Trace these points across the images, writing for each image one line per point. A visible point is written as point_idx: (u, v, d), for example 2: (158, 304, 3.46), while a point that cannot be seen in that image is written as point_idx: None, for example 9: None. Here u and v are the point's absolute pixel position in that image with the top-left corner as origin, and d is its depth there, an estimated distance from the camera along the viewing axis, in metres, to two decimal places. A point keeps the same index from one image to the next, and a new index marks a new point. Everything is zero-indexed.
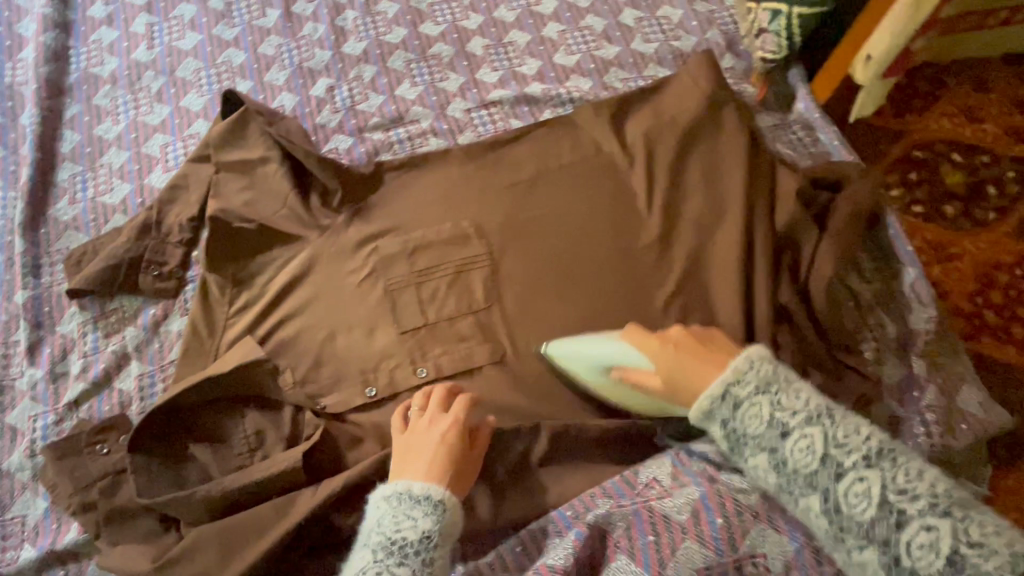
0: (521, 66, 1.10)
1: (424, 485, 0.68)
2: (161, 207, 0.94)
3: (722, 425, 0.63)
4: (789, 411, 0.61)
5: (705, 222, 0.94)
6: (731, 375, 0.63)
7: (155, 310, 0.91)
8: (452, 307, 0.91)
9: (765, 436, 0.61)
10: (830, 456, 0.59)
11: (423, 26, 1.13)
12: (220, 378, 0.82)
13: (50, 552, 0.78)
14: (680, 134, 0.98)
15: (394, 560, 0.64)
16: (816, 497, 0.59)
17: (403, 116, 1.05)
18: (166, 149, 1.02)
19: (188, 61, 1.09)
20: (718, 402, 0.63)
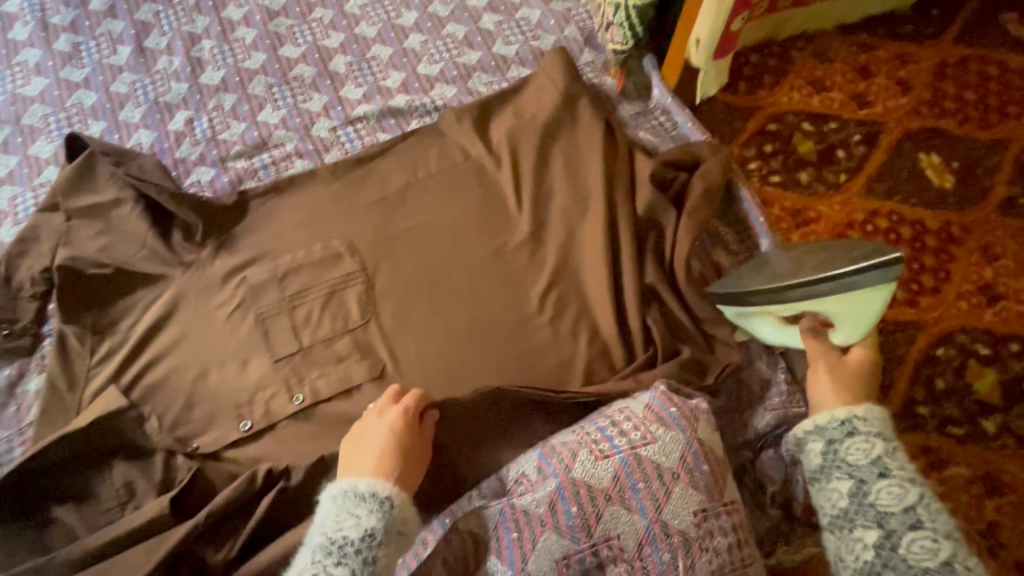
0: (384, 80, 1.10)
1: (370, 482, 0.67)
2: (10, 262, 0.90)
3: (828, 441, 0.73)
4: (896, 461, 0.69)
5: (570, 216, 0.97)
6: (863, 410, 0.73)
7: (10, 371, 0.87)
8: (327, 328, 0.90)
9: (864, 469, 0.69)
10: (911, 509, 0.65)
11: (283, 48, 1.12)
12: (78, 434, 0.78)
13: None
14: (540, 131, 1.00)
15: (332, 560, 0.62)
16: (875, 532, 0.66)
17: (267, 141, 1.03)
18: (15, 201, 0.98)
19: (35, 107, 1.05)
20: (836, 422, 0.73)
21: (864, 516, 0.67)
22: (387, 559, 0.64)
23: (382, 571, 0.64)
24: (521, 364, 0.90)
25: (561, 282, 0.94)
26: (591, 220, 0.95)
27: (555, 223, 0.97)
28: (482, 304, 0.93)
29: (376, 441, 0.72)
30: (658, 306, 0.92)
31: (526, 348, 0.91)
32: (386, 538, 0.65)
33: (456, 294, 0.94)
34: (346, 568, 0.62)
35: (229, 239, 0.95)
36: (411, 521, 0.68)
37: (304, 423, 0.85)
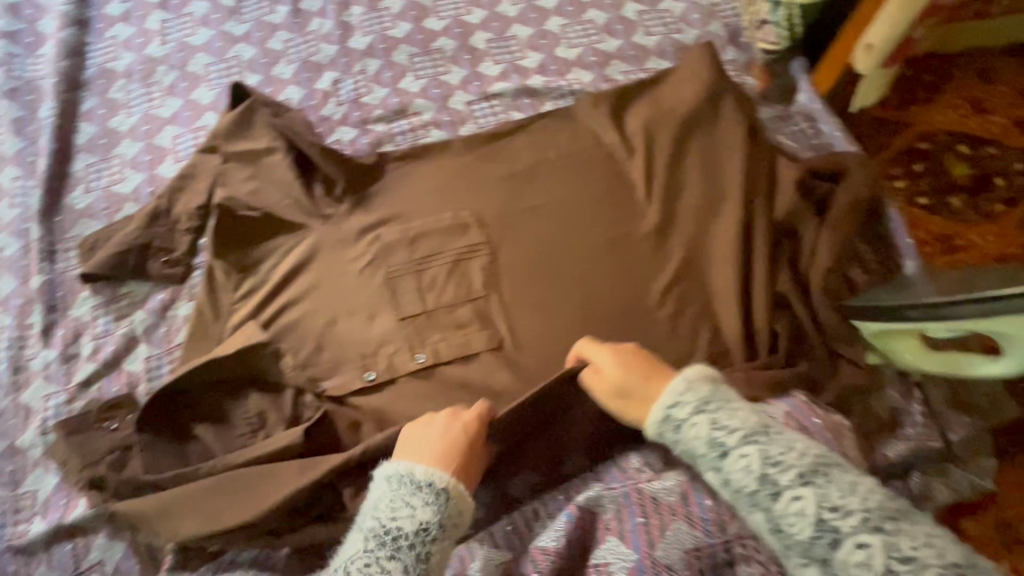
0: (523, 59, 1.11)
1: (427, 471, 0.65)
2: (171, 195, 0.97)
3: (675, 442, 0.66)
4: (725, 430, 0.63)
5: (701, 216, 0.95)
6: (670, 397, 0.67)
7: (163, 296, 0.94)
8: (451, 294, 0.92)
9: (707, 455, 0.64)
10: (768, 474, 0.61)
11: (427, 20, 1.14)
12: (224, 362, 0.84)
13: (59, 526, 0.79)
14: (677, 127, 0.99)
15: (384, 552, 0.61)
16: (761, 516, 0.61)
17: (406, 108, 1.07)
18: (177, 141, 1.05)
19: (200, 56, 1.12)
20: (664, 425, 0.67)
21: (739, 498, 0.62)
22: (441, 554, 0.63)
23: (434, 565, 0.62)
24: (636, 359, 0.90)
25: (686, 279, 0.92)
26: (722, 224, 0.93)
27: (683, 223, 0.95)
28: (603, 293, 0.93)
29: (431, 442, 0.69)
30: (788, 317, 0.89)
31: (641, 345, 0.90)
32: (442, 533, 0.63)
33: (575, 282, 0.94)
34: (398, 564, 0.61)
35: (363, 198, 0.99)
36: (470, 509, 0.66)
37: (422, 384, 0.88)
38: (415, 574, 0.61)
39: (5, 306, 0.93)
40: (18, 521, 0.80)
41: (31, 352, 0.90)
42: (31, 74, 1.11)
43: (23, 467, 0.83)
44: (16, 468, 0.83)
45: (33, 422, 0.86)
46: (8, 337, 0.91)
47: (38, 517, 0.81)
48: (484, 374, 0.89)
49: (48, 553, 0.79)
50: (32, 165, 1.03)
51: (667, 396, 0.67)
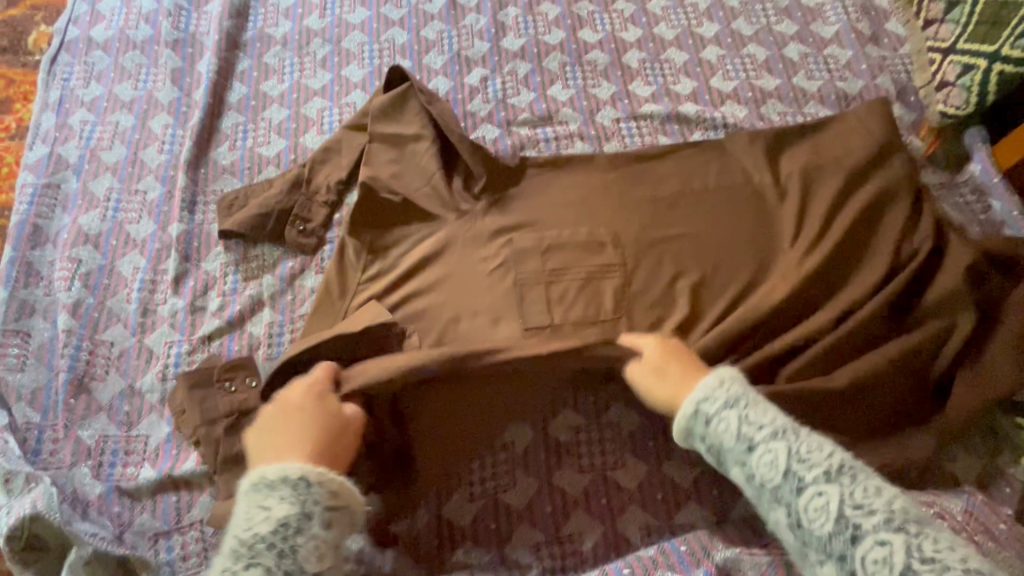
0: (675, 84, 1.08)
1: (278, 468, 0.57)
2: (313, 165, 0.97)
3: (702, 439, 0.59)
4: (755, 425, 0.56)
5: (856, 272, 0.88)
6: (699, 391, 0.59)
7: (293, 264, 0.94)
8: (579, 313, 0.89)
9: (734, 449, 0.56)
10: (792, 470, 0.52)
11: (582, 31, 1.13)
12: (349, 339, 0.80)
13: (168, 476, 0.79)
14: (839, 176, 0.94)
15: (242, 565, 0.52)
16: (782, 512, 0.53)
17: (552, 116, 1.05)
18: (323, 113, 1.06)
19: (355, 34, 1.14)
20: (692, 418, 0.59)
21: (761, 495, 0.54)
22: (313, 544, 0.55)
23: (307, 558, 0.54)
24: None
25: None
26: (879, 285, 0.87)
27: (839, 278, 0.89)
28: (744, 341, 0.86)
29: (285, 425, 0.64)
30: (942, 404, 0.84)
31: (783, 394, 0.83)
32: (311, 521, 0.55)
33: (711, 319, 0.88)
34: (259, 569, 0.52)
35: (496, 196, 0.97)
36: (346, 491, 0.59)
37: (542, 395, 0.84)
38: (282, 572, 0.52)
39: (142, 247, 0.94)
40: (128, 463, 0.80)
41: (161, 297, 0.91)
42: (194, 29, 1.14)
43: (140, 410, 0.83)
44: (133, 409, 0.83)
45: (154, 366, 0.86)
46: (141, 279, 0.92)
47: (147, 463, 0.80)
48: (605, 397, 0.84)
49: (153, 501, 0.78)
50: (185, 115, 1.06)
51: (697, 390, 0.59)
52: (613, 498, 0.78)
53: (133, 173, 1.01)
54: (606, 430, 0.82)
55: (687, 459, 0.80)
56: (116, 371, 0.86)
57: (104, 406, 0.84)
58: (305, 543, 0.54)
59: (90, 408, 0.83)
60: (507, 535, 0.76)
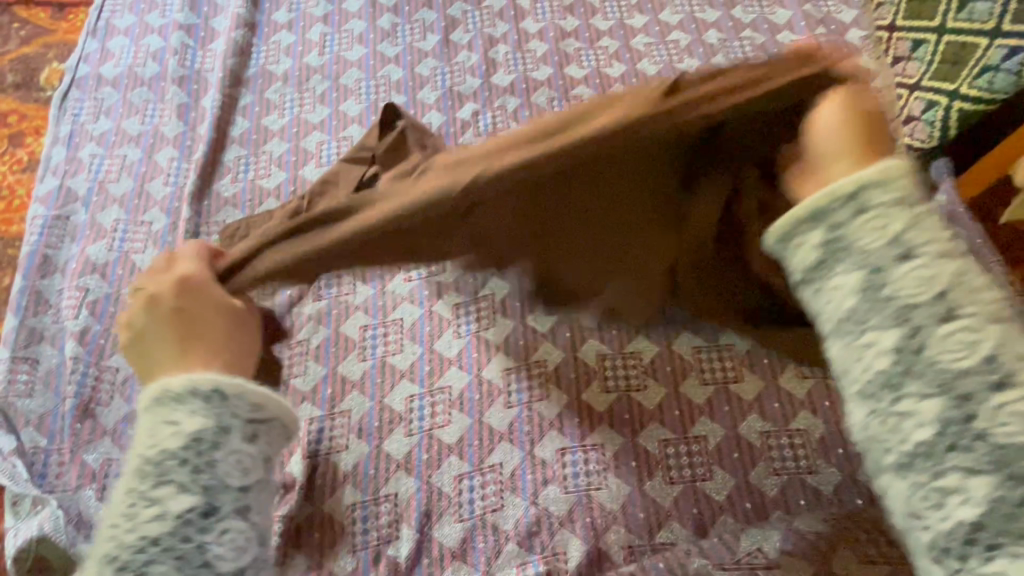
0: None
1: (183, 377, 0.50)
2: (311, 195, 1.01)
3: (828, 229, 0.49)
4: (923, 237, 0.46)
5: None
6: (876, 174, 0.48)
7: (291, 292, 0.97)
8: (564, 339, 0.93)
9: (874, 249, 0.47)
10: (924, 274, 0.46)
11: (569, 67, 1.19)
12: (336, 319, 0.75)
13: None
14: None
15: (153, 482, 0.47)
16: (896, 333, 0.45)
17: None
18: (321, 146, 1.11)
19: (352, 71, 1.20)
20: (843, 199, 0.48)
21: (868, 295, 0.47)
22: (234, 458, 0.49)
23: (227, 473, 0.48)
24: (749, 430, 0.86)
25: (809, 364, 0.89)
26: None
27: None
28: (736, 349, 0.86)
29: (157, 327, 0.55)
30: None
31: (758, 415, 0.87)
32: (230, 432, 0.49)
33: (692, 342, 0.92)
34: (171, 488, 0.47)
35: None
36: (273, 401, 0.52)
37: (530, 418, 0.88)
38: (200, 491, 0.47)
39: None
40: None
41: None
42: (199, 66, 1.20)
43: None
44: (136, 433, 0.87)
45: None
46: None
47: None
48: (590, 419, 0.87)
49: None
50: (190, 149, 1.11)
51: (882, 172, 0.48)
52: (599, 517, 0.82)
53: (140, 204, 1.05)
54: (590, 450, 0.85)
55: (666, 480, 0.84)
56: (120, 397, 0.89)
57: (109, 430, 0.87)
58: (223, 458, 0.48)
59: (96, 433, 0.87)
60: (495, 553, 0.80)
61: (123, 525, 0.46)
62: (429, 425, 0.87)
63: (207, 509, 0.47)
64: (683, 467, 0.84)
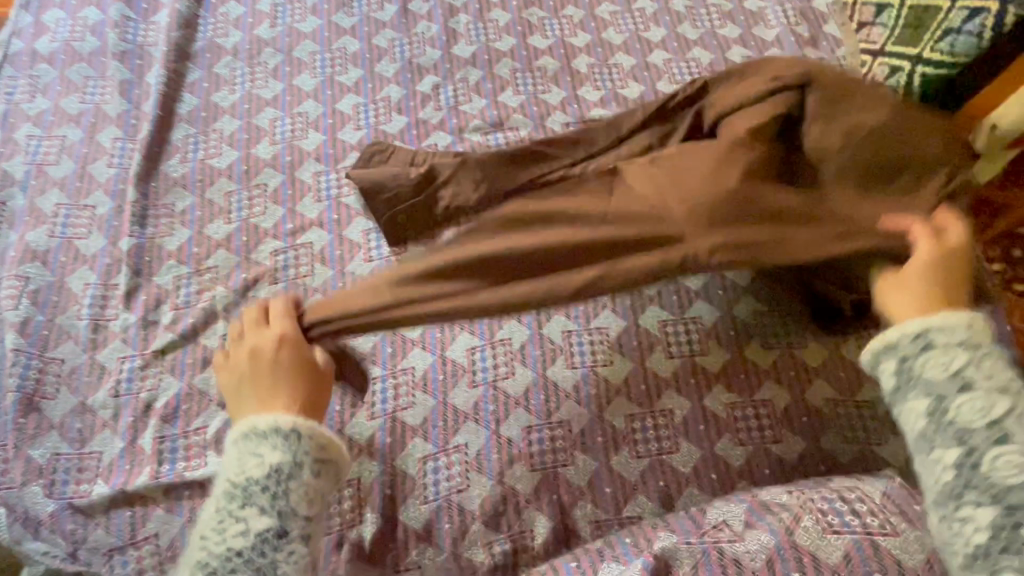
0: (623, 88, 1.11)
1: (270, 419, 0.60)
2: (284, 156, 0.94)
3: (900, 359, 0.61)
4: (983, 372, 0.58)
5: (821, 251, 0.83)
6: (937, 323, 0.60)
7: (246, 275, 0.93)
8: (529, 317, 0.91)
9: (941, 383, 0.58)
10: (998, 419, 0.56)
11: (532, 37, 1.15)
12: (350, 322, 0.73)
13: (121, 492, 0.79)
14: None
15: (236, 505, 0.56)
16: (956, 451, 0.56)
17: (503, 122, 1.07)
18: (275, 123, 1.07)
19: (306, 43, 1.14)
20: (909, 343, 0.60)
21: (939, 425, 0.58)
22: (305, 492, 0.58)
23: (299, 501, 0.57)
24: (715, 402, 0.86)
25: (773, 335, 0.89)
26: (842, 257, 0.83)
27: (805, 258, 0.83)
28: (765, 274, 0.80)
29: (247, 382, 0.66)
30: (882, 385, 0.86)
31: (725, 386, 0.87)
32: (303, 470, 0.58)
33: (659, 316, 0.91)
34: (255, 510, 0.56)
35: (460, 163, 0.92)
36: (336, 445, 0.62)
37: (495, 398, 0.86)
38: (277, 515, 0.56)
39: (92, 263, 0.94)
40: (81, 480, 0.80)
41: (112, 312, 0.91)
42: (142, 40, 1.13)
43: (93, 426, 0.83)
44: (85, 426, 0.83)
45: (106, 383, 0.86)
46: (91, 294, 0.92)
47: (100, 479, 0.81)
48: (556, 397, 0.86)
49: (106, 518, 0.78)
50: (134, 128, 1.05)
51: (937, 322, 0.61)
52: (566, 493, 0.81)
53: (82, 188, 1.00)
54: (557, 428, 0.85)
55: (633, 454, 0.83)
56: (68, 389, 0.86)
57: (56, 424, 0.83)
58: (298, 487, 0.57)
59: (42, 427, 0.83)
60: (461, 534, 0.78)
61: (213, 538, 0.55)
62: (392, 408, 0.85)
63: (281, 531, 0.56)
64: (649, 441, 0.84)
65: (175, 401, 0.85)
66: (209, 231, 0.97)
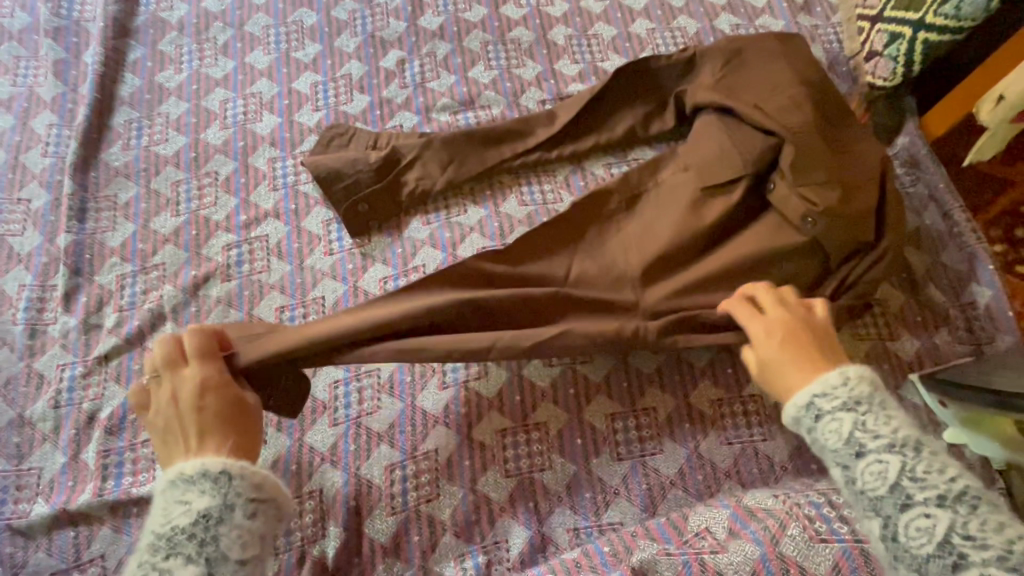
0: (603, 61, 1.03)
1: (196, 464, 0.55)
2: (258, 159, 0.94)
3: (806, 432, 0.57)
4: (870, 433, 0.53)
5: (798, 243, 0.80)
6: (818, 386, 0.57)
7: (196, 272, 0.86)
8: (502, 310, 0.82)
9: (839, 450, 0.54)
10: (902, 484, 0.50)
11: (505, 7, 1.06)
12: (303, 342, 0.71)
13: (62, 512, 0.73)
14: (768, 123, 0.82)
15: (162, 556, 0.51)
16: (876, 522, 0.51)
17: (474, 100, 0.99)
18: (225, 105, 0.98)
19: (259, 17, 1.05)
20: (803, 412, 0.57)
21: (859, 501, 0.53)
22: (237, 534, 0.53)
23: (228, 547, 0.52)
24: (700, 399, 0.82)
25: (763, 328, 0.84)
26: (817, 248, 0.80)
27: (781, 253, 0.80)
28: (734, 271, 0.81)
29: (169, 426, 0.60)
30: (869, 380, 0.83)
31: (711, 382, 0.83)
32: (234, 512, 0.54)
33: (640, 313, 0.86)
34: (179, 560, 0.51)
35: (425, 145, 0.91)
36: (270, 483, 0.57)
37: (466, 400, 0.81)
38: (204, 562, 0.51)
39: (28, 262, 0.86)
40: (19, 499, 0.74)
41: (50, 316, 0.84)
42: (78, 16, 1.04)
43: (31, 440, 0.77)
44: (23, 440, 0.77)
45: (46, 392, 0.79)
46: (27, 297, 0.84)
47: (41, 497, 0.75)
48: (532, 397, 0.81)
49: (48, 539, 0.73)
50: (71, 113, 0.96)
51: (817, 385, 0.57)
52: (542, 499, 0.76)
53: (15, 179, 0.91)
54: (532, 431, 0.79)
55: (614, 456, 0.79)
56: (3, 401, 0.79)
57: None
58: (227, 534, 0.52)
59: None
60: (431, 547, 0.74)
61: None
62: (356, 413, 0.80)
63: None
64: (631, 442, 0.79)
65: (121, 411, 0.78)
66: (155, 225, 0.89)
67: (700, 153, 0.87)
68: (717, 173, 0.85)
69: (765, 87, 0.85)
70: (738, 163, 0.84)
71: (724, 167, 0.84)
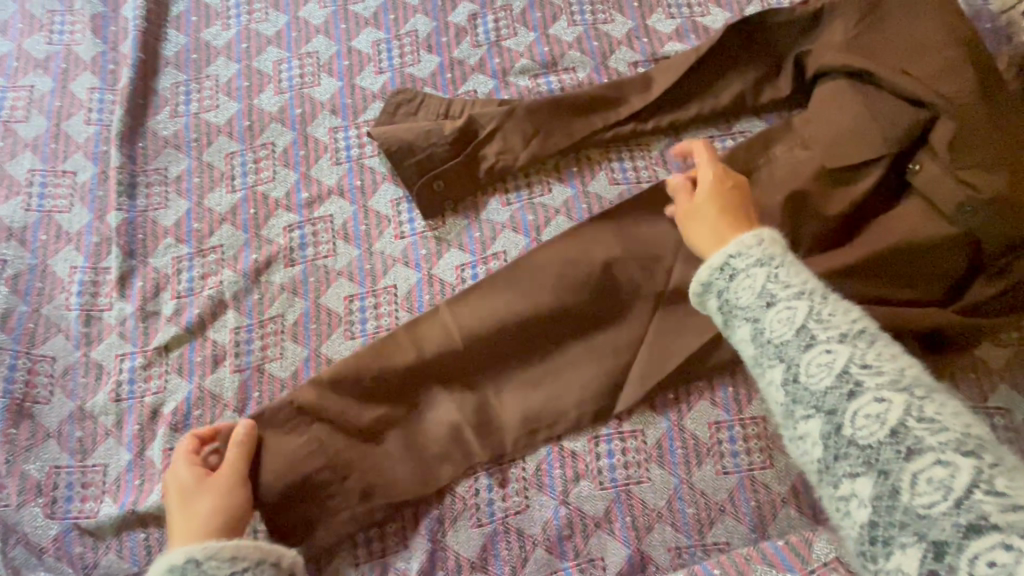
0: (704, 17, 0.89)
1: (163, 563, 0.56)
2: (318, 128, 0.85)
3: (720, 299, 0.52)
4: (783, 283, 0.48)
5: (948, 237, 0.69)
6: (735, 246, 0.52)
7: (258, 256, 0.79)
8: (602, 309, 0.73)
9: (751, 305, 0.49)
10: (807, 326, 0.46)
11: None
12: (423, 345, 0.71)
13: (132, 513, 0.69)
14: (921, 92, 0.69)
15: None
16: (780, 370, 0.46)
17: (557, 62, 0.87)
18: (280, 66, 0.88)
19: None
20: (716, 274, 0.52)
21: (763, 355, 0.48)
22: None
23: None
24: None
25: None
26: (970, 242, 0.69)
27: (927, 249, 0.70)
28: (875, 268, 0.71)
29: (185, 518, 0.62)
30: (1014, 387, 0.74)
31: None
32: None
33: None
34: None
35: (506, 115, 0.80)
36: (244, 552, 0.57)
37: None
38: None
39: (78, 242, 0.80)
40: (85, 498, 0.70)
41: (105, 302, 0.77)
42: None
43: (94, 436, 0.72)
44: (86, 436, 0.72)
45: (105, 384, 0.74)
46: (80, 280, 0.78)
47: (108, 496, 0.70)
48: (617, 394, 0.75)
49: (118, 540, 0.69)
50: (113, 75, 0.88)
51: (732, 244, 0.52)
52: (641, 514, 0.70)
53: (58, 149, 0.84)
54: (629, 438, 0.72)
55: (718, 469, 0.71)
56: (62, 392, 0.74)
57: (53, 433, 0.72)
58: None
59: (36, 437, 0.72)
60: (522, 562, 0.68)
61: None
62: None
63: None
64: (739, 454, 0.72)
65: (185, 406, 0.73)
66: (210, 202, 0.81)
67: (830, 126, 0.75)
68: (854, 151, 0.73)
69: (919, 46, 0.71)
70: (879, 140, 0.72)
71: (864, 145, 0.72)
